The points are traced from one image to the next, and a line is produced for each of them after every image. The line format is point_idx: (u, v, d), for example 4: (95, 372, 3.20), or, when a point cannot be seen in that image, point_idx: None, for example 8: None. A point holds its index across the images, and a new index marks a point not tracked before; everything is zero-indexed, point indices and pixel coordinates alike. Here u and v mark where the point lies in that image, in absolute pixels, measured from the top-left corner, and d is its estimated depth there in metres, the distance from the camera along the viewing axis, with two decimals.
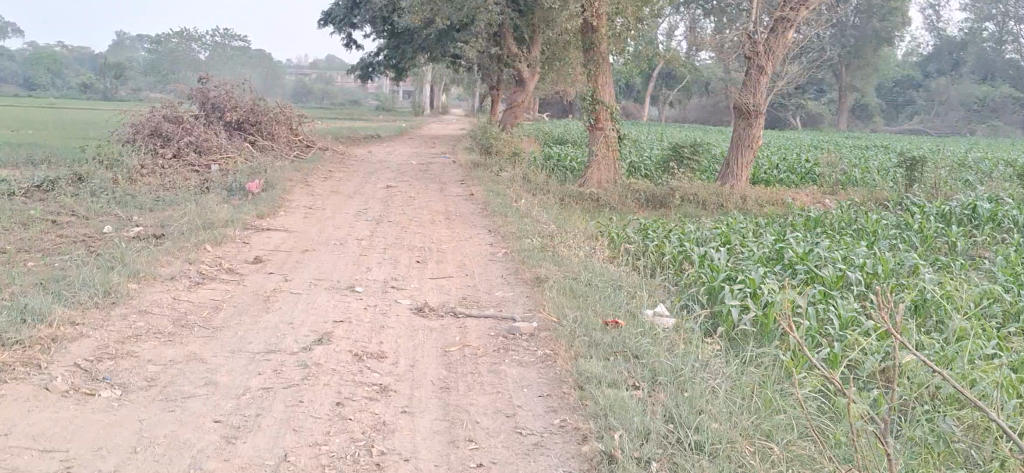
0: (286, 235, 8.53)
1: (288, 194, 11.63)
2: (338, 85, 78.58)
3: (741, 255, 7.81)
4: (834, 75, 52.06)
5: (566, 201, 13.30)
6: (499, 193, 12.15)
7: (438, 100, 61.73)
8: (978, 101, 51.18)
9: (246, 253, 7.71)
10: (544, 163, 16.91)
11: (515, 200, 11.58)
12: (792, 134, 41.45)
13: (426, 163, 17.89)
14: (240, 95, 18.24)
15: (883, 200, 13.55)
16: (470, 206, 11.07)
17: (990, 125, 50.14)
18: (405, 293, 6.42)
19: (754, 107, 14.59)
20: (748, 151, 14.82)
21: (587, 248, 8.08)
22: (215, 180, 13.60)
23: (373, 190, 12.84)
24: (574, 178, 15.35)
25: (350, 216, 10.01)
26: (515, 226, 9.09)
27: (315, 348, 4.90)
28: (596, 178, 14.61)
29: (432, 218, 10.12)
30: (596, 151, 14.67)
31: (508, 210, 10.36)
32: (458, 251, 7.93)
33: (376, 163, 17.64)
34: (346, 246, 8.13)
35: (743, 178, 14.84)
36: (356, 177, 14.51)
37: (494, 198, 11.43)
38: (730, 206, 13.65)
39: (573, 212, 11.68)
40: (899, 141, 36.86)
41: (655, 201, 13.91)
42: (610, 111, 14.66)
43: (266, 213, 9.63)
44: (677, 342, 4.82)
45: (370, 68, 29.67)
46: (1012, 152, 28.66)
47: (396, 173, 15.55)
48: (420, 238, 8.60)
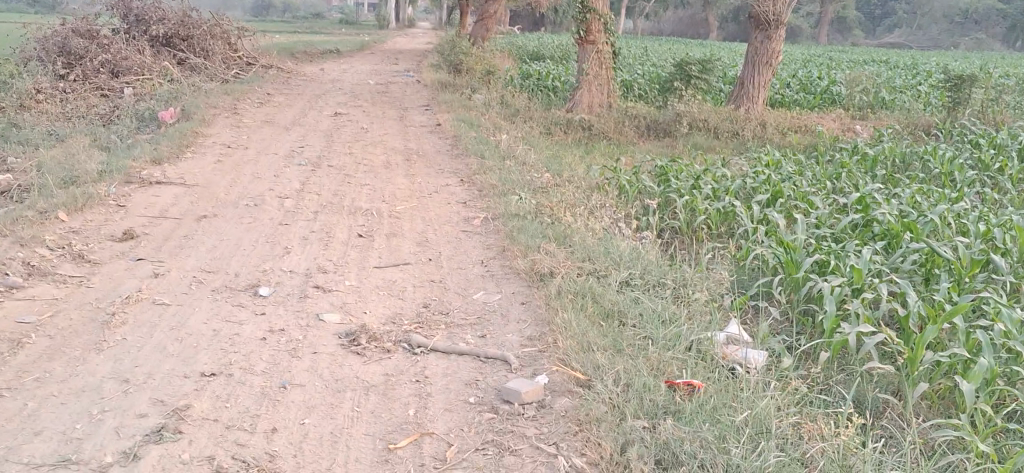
0: (182, 191, 6.22)
1: (208, 127, 9.26)
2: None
3: (814, 220, 5.64)
4: None
5: (552, 132, 11.01)
6: (473, 123, 9.83)
7: (403, 13, 58.58)
8: (963, 13, 49.16)
9: (115, 226, 5.40)
10: (523, 84, 14.52)
11: (492, 133, 9.29)
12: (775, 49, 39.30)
13: (387, 84, 15.44)
14: (168, 4, 15.57)
15: (931, 129, 11.36)
16: (438, 142, 8.77)
17: (975, 38, 48.14)
18: (336, 300, 4.17)
19: (775, 16, 12.15)
20: (769, 69, 12.45)
21: (600, 213, 5.87)
22: (126, 106, 11.16)
23: (317, 120, 10.47)
24: (559, 100, 13.02)
25: (281, 158, 7.69)
26: (497, 174, 6.79)
27: (145, 457, 2.67)
28: (587, 101, 12.28)
29: (387, 161, 7.79)
30: (587, 69, 12.29)
31: (485, 149, 8.07)
32: (419, 218, 5.66)
33: (328, 84, 15.18)
34: (264, 208, 5.83)
35: (760, 101, 12.54)
36: (300, 103, 12.11)
37: (466, 131, 9.14)
38: (748, 138, 11.46)
39: (566, 150, 9.42)
40: (887, 54, 34.84)
41: (659, 130, 11.74)
42: (603, 21, 12.21)
43: (166, 158, 7.29)
44: (816, 450, 2.66)
45: None
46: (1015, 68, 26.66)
47: (349, 97, 13.13)
48: (367, 193, 6.31)
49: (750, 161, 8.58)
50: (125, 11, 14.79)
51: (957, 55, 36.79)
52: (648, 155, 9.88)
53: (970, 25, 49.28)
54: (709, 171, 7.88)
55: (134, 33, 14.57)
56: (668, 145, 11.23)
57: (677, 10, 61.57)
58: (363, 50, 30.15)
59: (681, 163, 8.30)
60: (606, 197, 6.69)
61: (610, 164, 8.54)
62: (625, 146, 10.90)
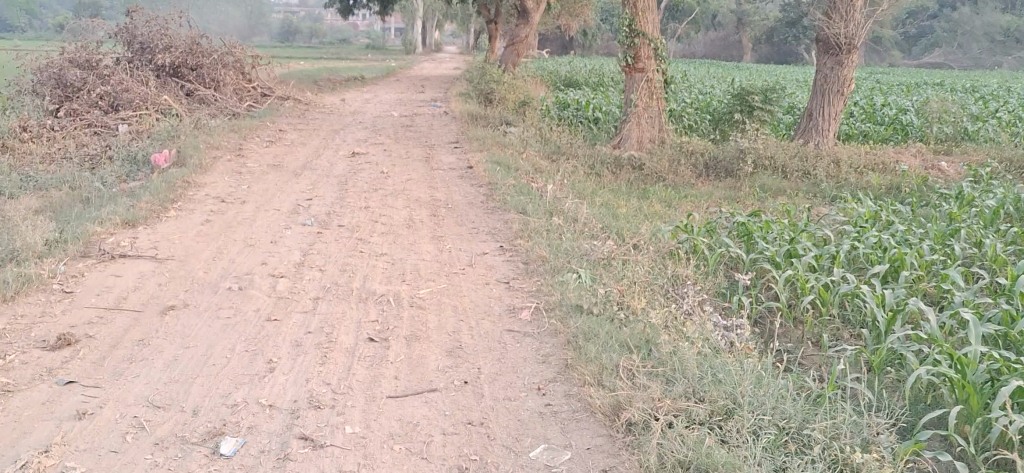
0: (151, 267, 4.94)
1: (205, 174, 8.03)
2: (325, 24, 74.12)
3: (974, 316, 4.26)
4: None
5: (600, 173, 9.83)
6: (510, 167, 8.53)
7: (430, 37, 57.76)
8: (1003, 32, 47.58)
9: (51, 324, 4.12)
10: (563, 117, 13.29)
11: (533, 179, 7.98)
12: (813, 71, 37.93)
13: (411, 116, 14.23)
14: (178, 31, 14.44)
15: None
16: (471, 191, 7.48)
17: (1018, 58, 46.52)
18: (329, 464, 2.85)
19: (847, 39, 10.85)
20: (841, 98, 11.08)
21: (686, 307, 4.53)
22: (120, 146, 9.97)
23: (331, 162, 9.21)
24: (603, 135, 11.72)
25: (283, 215, 6.41)
26: (546, 240, 5.50)
27: None
28: (636, 136, 11.02)
29: (409, 218, 6.49)
30: (636, 100, 11.00)
31: (527, 202, 6.76)
32: (450, 307, 4.34)
33: (348, 117, 13.97)
34: (250, 292, 4.54)
35: (831, 134, 11.17)
36: (315, 140, 10.89)
37: (502, 176, 7.84)
38: (820, 178, 10.18)
39: (621, 200, 8.10)
40: (932, 75, 33.39)
41: (718, 168, 10.50)
42: (653, 46, 10.96)
43: (142, 219, 6.03)
44: None
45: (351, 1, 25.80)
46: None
47: (370, 132, 11.91)
48: (383, 268, 5.00)
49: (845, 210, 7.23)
50: (131, 40, 13.68)
51: (1003, 76, 35.31)
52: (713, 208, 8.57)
53: (1010, 44, 47.68)
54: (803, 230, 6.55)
55: (140, 64, 13.45)
56: (732, 187, 10.02)
57: (709, 32, 60.27)
58: (388, 77, 28.99)
59: (765, 214, 6.96)
60: (684, 266, 5.41)
61: (678, 219, 7.25)
62: (682, 188, 9.70)
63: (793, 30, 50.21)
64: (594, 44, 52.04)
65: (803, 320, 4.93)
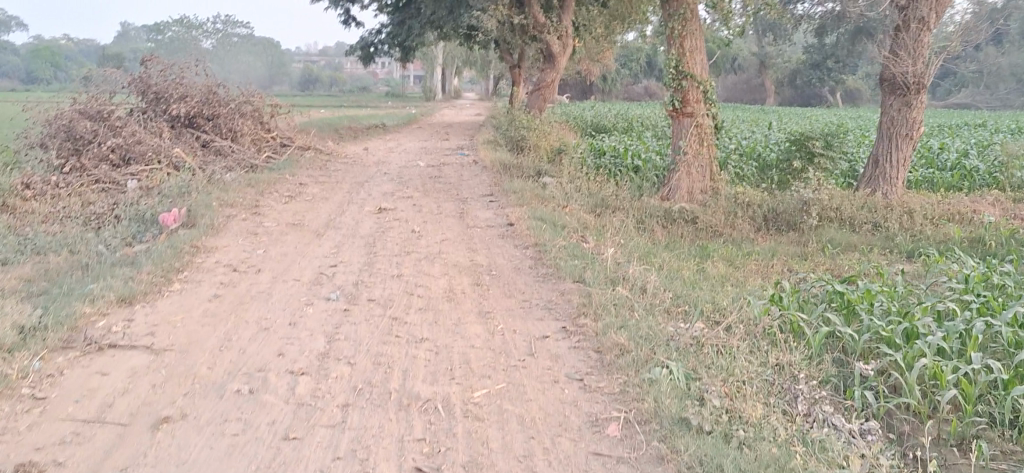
0: (148, 362, 4.05)
1: (216, 237, 7.18)
2: (344, 72, 74.12)
3: None
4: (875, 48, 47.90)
5: (651, 230, 8.98)
6: (556, 224, 7.66)
7: (449, 85, 57.45)
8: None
9: (11, 447, 3.22)
10: (602, 167, 12.45)
11: (584, 239, 7.10)
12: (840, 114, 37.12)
13: (439, 166, 13.44)
14: (194, 80, 13.73)
15: None
16: (516, 254, 6.60)
17: None
18: None
19: (914, 78, 9.99)
20: (910, 144, 10.24)
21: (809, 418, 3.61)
22: (128, 203, 9.16)
23: (357, 219, 8.36)
24: (648, 185, 10.86)
25: (304, 287, 5.54)
26: (618, 319, 4.60)
27: None
28: (686, 186, 10.14)
29: (449, 290, 5.61)
30: (684, 148, 10.13)
31: (584, 269, 5.87)
32: (516, 419, 3.43)
33: (372, 168, 13.19)
34: (263, 398, 3.64)
35: (899, 183, 10.33)
36: (338, 194, 10.07)
37: (550, 236, 6.97)
38: (892, 230, 9.31)
39: (684, 263, 7.20)
40: (961, 116, 32.62)
41: (778, 221, 9.60)
42: (703, 88, 10.09)
43: (141, 295, 5.16)
44: None
45: (372, 49, 25.22)
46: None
47: (397, 184, 11.09)
48: (426, 360, 4.09)
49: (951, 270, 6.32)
50: (145, 90, 12.96)
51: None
52: (784, 272, 7.69)
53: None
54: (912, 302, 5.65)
55: (153, 114, 12.72)
56: (795, 242, 9.15)
57: (730, 75, 59.71)
58: (409, 124, 28.34)
59: (860, 279, 6.05)
60: (785, 350, 4.52)
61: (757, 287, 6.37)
62: (743, 246, 8.84)
63: (817, 72, 49.54)
64: (615, 89, 51.53)
65: (942, 422, 4.07)
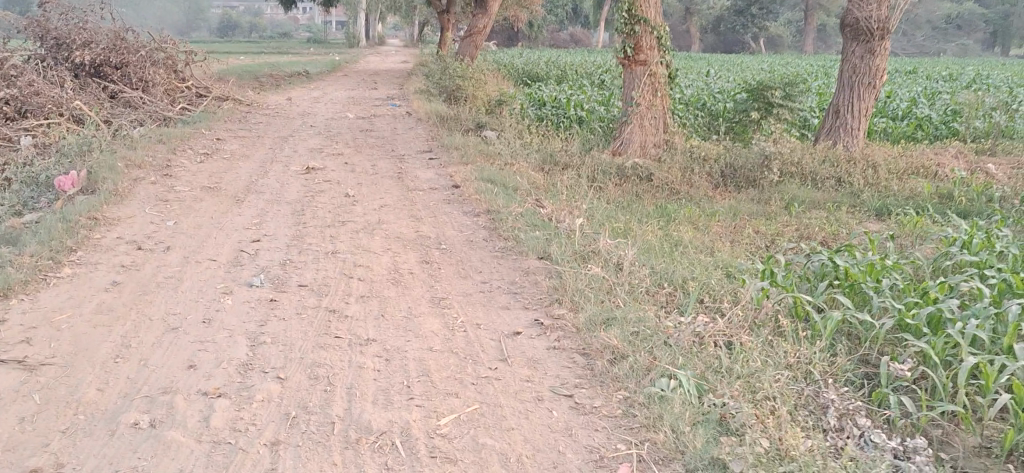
0: (19, 384, 3.19)
1: (119, 206, 6.24)
2: (263, 17, 71.61)
3: None
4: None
5: (605, 189, 8.26)
6: (507, 187, 6.89)
7: (372, 31, 55.83)
8: (948, 19, 47.37)
9: None
10: (544, 118, 11.67)
11: (540, 203, 6.35)
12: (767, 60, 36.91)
13: (369, 118, 12.52)
14: (98, 25, 12.50)
15: None
16: (467, 224, 5.81)
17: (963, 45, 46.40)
18: None
19: (878, 23, 9.35)
20: (873, 93, 9.68)
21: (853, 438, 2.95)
22: (19, 163, 8.09)
23: (282, 182, 7.46)
24: (596, 138, 10.12)
25: (221, 271, 4.69)
26: (601, 311, 3.88)
27: None
28: (639, 140, 9.36)
29: (393, 270, 4.82)
30: (637, 97, 9.27)
31: (549, 243, 5.13)
32: (496, 459, 2.70)
33: (297, 120, 12.21)
34: (167, 435, 2.83)
35: (861, 134, 9.78)
36: (260, 151, 9.13)
37: (503, 201, 6.21)
38: (859, 186, 8.76)
39: (652, 230, 6.51)
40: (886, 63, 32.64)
41: (739, 177, 8.93)
42: (656, 34, 9.28)
43: (21, 286, 4.25)
44: None
45: None
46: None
47: (325, 139, 10.18)
48: (374, 372, 3.33)
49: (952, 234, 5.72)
50: (43, 34, 11.72)
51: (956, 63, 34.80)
52: (754, 237, 7.07)
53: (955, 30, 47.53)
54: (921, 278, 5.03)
55: (52, 62, 11.51)
56: (758, 200, 8.52)
57: None
58: (333, 72, 27.07)
59: (859, 248, 5.39)
60: (797, 344, 3.85)
61: (742, 262, 5.71)
62: (704, 206, 8.19)
63: (743, 19, 49.41)
64: (541, 35, 50.68)
65: (992, 433, 3.46)
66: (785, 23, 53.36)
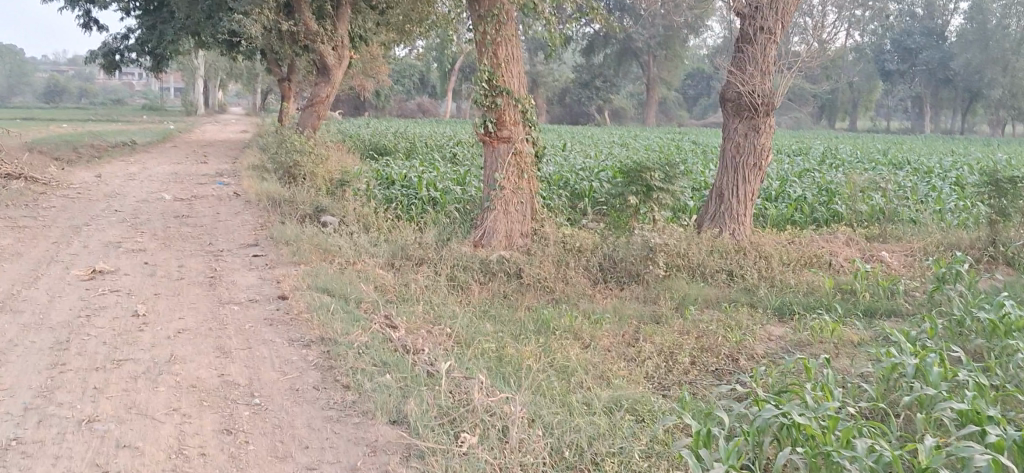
0: None
1: None
2: (93, 83, 67.96)
3: None
4: (641, 67, 48.85)
5: (468, 292, 6.89)
6: (347, 299, 5.45)
7: (210, 98, 53.41)
8: None
9: None
10: (393, 201, 10.24)
11: (391, 326, 4.93)
12: (612, 131, 36.95)
13: (189, 199, 10.84)
14: None
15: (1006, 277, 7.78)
16: (291, 362, 4.32)
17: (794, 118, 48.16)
18: None
19: (763, 98, 8.47)
20: (757, 175, 8.70)
21: None
22: None
23: (54, 293, 5.77)
24: (451, 226, 8.76)
25: None
26: None
27: None
28: (504, 230, 8.02)
29: (174, 453, 3.28)
30: (501, 180, 8.02)
31: (403, 400, 3.73)
32: None
33: (101, 202, 10.38)
34: None
35: (747, 221, 8.75)
36: (40, 246, 7.35)
37: (342, 325, 4.77)
38: (752, 281, 7.70)
39: (531, 357, 5.15)
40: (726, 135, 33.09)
41: (618, 273, 7.73)
42: (522, 107, 8.09)
43: None
44: None
45: (118, 56, 21.79)
46: (872, 148, 24.97)
47: (127, 228, 8.46)
48: None
49: (903, 361, 4.60)
50: None
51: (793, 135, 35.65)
52: (650, 359, 5.83)
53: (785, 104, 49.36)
54: (890, 438, 3.86)
55: None
56: (644, 299, 7.32)
57: None
58: (163, 142, 24.92)
59: (803, 391, 4.16)
60: None
61: (657, 412, 4.38)
62: (584, 309, 6.92)
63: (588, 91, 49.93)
64: (388, 104, 49.50)
65: None
66: (627, 95, 54.32)
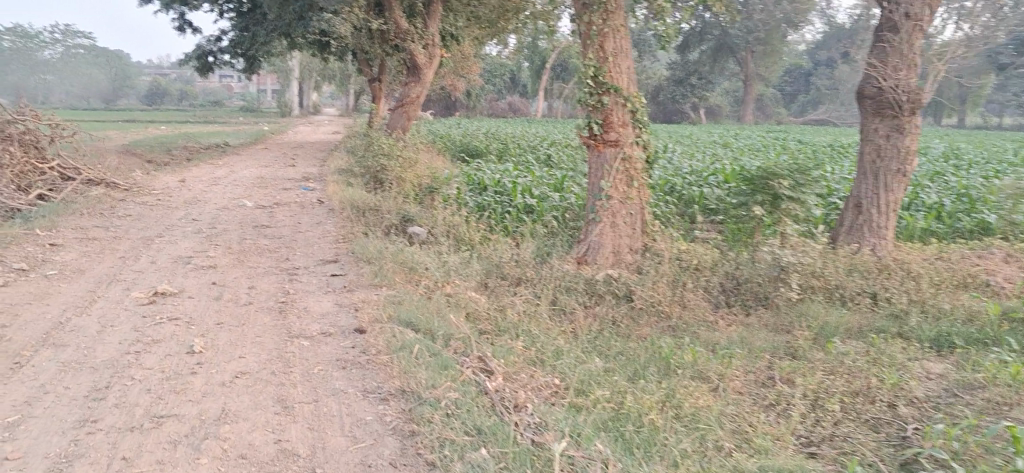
0: None
1: None
2: (193, 85, 69.31)
3: None
4: (740, 63, 47.21)
5: (572, 320, 6.03)
6: (435, 337, 4.63)
7: (305, 98, 53.73)
8: None
9: None
10: (486, 209, 9.39)
11: (487, 374, 4.09)
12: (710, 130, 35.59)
13: (271, 206, 10.21)
14: None
15: None
16: (364, 425, 3.52)
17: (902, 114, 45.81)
18: None
19: (910, 94, 7.34)
20: (902, 182, 7.58)
21: None
22: None
23: (107, 321, 5.09)
24: (551, 240, 7.89)
25: None
26: None
27: None
28: (611, 245, 7.13)
29: None
30: (609, 189, 7.12)
31: None
32: None
33: (180, 210, 9.82)
34: None
35: (889, 234, 7.67)
36: (105, 262, 6.73)
37: (427, 374, 3.94)
38: (903, 305, 6.58)
39: (653, 412, 4.23)
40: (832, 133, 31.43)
41: (743, 296, 6.75)
42: (631, 107, 7.16)
43: None
44: None
45: (210, 57, 21.56)
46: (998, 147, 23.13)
47: (201, 240, 7.82)
48: None
49: None
50: None
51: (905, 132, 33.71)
52: (793, 408, 4.86)
53: None
54: None
55: None
56: (776, 327, 6.32)
57: None
58: (254, 144, 24.70)
59: None
60: None
61: None
62: (707, 340, 5.98)
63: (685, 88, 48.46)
64: (480, 103, 48.96)
65: None
66: (723, 93, 52.63)
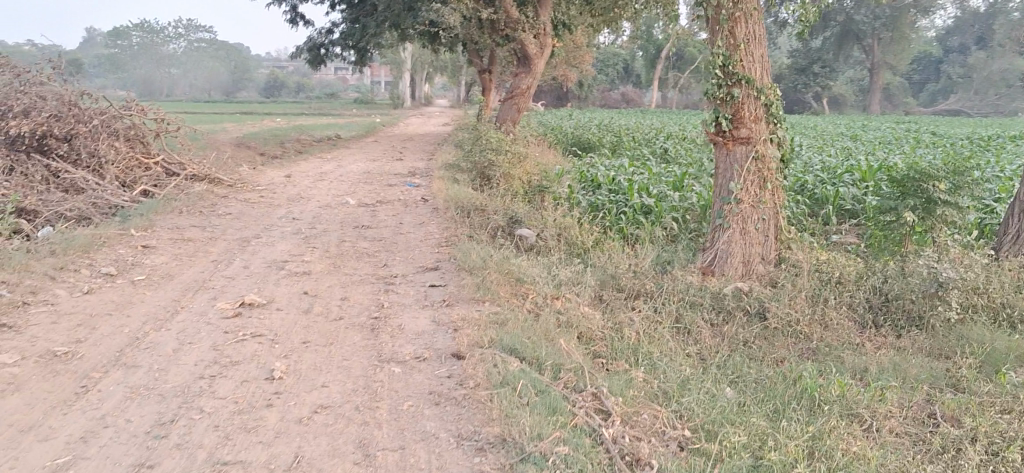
0: None
1: None
2: (311, 77, 70.59)
3: None
4: (865, 50, 45.12)
5: (699, 342, 5.38)
6: (543, 368, 4.04)
7: (417, 90, 53.94)
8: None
9: None
10: (600, 209, 8.73)
11: (604, 419, 3.48)
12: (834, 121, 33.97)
13: (375, 204, 9.81)
14: (52, 87, 9.78)
15: None
16: None
17: None
18: None
19: None
20: None
21: None
22: None
23: (188, 336, 4.68)
24: (671, 246, 7.21)
25: None
26: None
27: None
28: (741, 254, 6.43)
29: None
30: (738, 192, 6.40)
31: None
32: None
33: (283, 207, 9.51)
34: None
35: None
36: (198, 266, 6.38)
37: (534, 418, 3.36)
38: None
39: (800, 467, 3.55)
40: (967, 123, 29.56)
41: (894, 314, 5.96)
42: (765, 100, 6.40)
43: None
44: None
45: (322, 49, 21.48)
46: None
47: (299, 242, 7.44)
48: None
49: None
50: None
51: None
52: (967, 456, 4.10)
53: None
54: None
55: None
56: (934, 353, 5.52)
57: None
58: (364, 136, 24.59)
59: None
60: None
61: None
62: (854, 367, 5.23)
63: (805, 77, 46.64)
64: (592, 94, 48.18)
65: None
66: (846, 82, 50.46)
